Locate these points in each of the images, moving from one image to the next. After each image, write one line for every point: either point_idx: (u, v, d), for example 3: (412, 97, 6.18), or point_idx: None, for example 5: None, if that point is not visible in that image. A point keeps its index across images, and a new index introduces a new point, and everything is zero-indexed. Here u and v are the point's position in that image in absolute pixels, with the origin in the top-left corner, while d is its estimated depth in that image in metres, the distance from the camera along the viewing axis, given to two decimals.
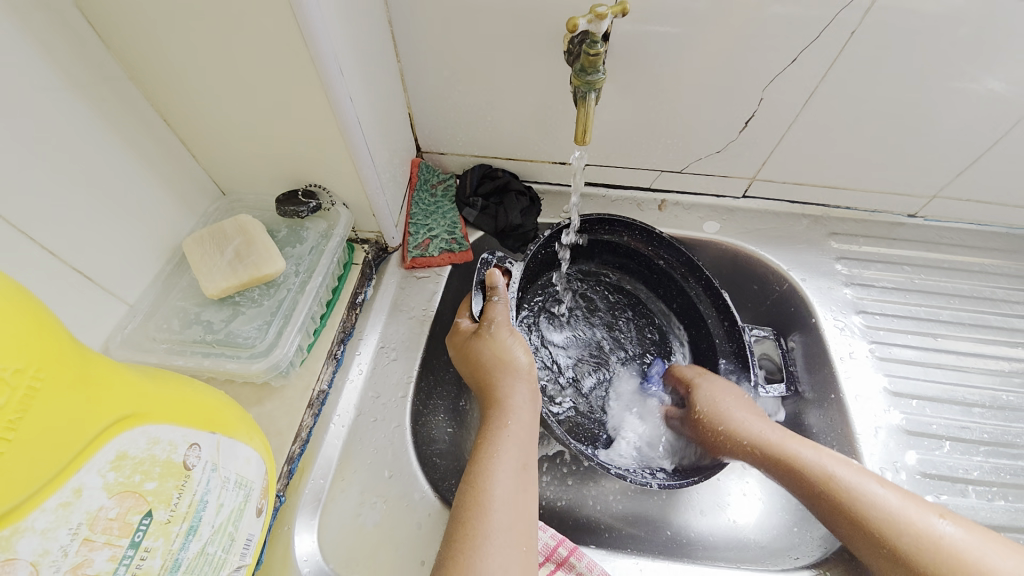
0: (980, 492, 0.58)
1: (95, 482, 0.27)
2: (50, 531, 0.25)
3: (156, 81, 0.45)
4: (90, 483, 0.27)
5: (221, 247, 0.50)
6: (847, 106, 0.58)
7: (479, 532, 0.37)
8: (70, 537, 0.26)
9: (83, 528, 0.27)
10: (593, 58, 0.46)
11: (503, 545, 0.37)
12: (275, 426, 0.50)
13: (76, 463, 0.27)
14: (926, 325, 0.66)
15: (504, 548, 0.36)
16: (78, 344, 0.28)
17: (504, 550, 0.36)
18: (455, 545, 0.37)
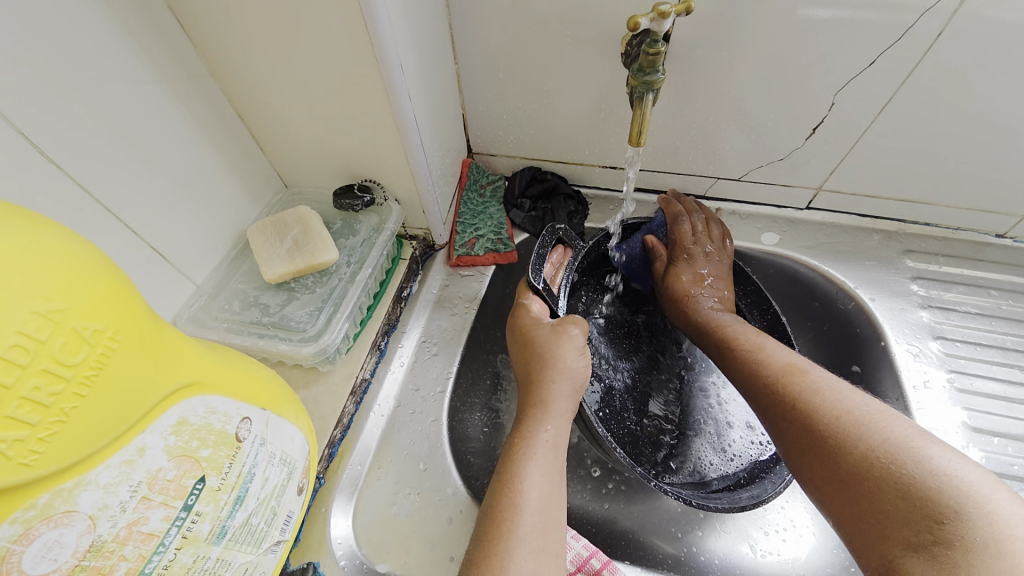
0: None
1: (156, 443, 0.29)
2: (112, 485, 0.27)
3: (234, 78, 0.48)
4: (152, 444, 0.29)
5: (281, 235, 0.53)
6: (930, 114, 0.54)
7: (513, 535, 0.36)
8: (130, 493, 0.28)
9: (142, 486, 0.29)
10: (654, 58, 0.44)
11: (534, 550, 0.36)
12: (319, 409, 0.51)
13: (142, 424, 0.28)
14: (1016, 357, 0.60)
15: (536, 553, 0.36)
16: (150, 312, 0.30)
17: (539, 556, 0.35)
18: (487, 546, 0.36)
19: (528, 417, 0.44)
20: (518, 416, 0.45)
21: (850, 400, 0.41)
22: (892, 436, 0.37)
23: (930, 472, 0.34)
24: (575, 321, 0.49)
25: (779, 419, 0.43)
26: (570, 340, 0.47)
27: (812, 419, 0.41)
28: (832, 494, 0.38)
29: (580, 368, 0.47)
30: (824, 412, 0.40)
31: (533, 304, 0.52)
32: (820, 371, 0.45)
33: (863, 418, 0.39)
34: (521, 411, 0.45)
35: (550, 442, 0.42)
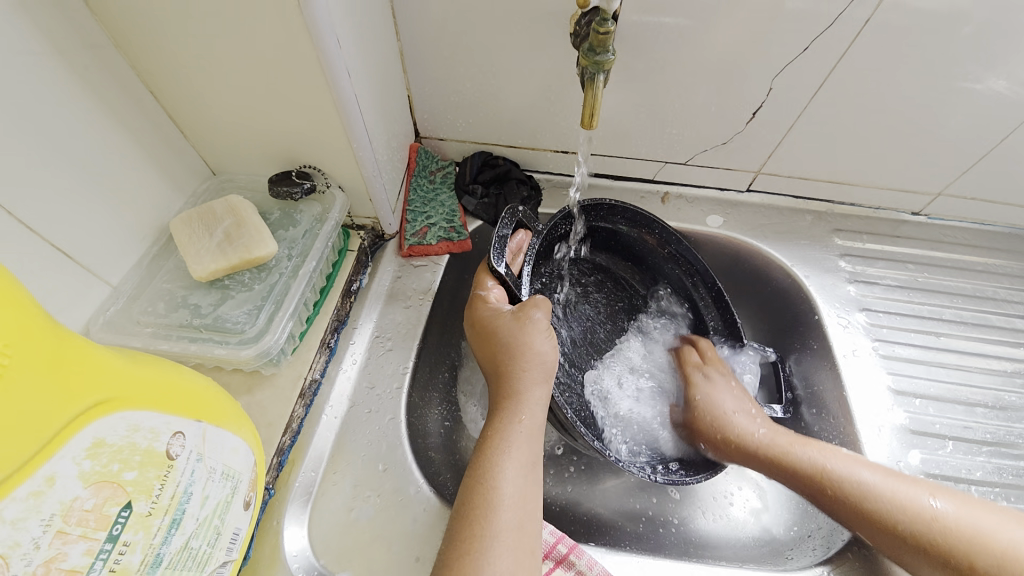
0: (983, 493, 0.56)
1: (69, 470, 0.26)
2: (19, 522, 0.24)
3: (143, 50, 0.42)
4: (64, 471, 0.25)
5: (210, 228, 0.48)
6: (854, 102, 0.57)
7: (488, 533, 0.36)
8: (42, 529, 0.24)
9: (56, 520, 0.25)
10: (604, 37, 0.43)
11: (509, 547, 0.36)
12: (265, 416, 0.48)
13: (49, 449, 0.25)
14: (929, 324, 0.66)
15: (511, 549, 0.35)
16: (51, 320, 0.26)
17: (514, 553, 0.35)
18: (461, 546, 0.35)
19: (503, 408, 0.43)
20: (491, 408, 0.44)
21: (846, 469, 0.47)
22: (888, 490, 0.45)
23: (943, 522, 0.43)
24: (535, 303, 0.48)
25: (840, 503, 0.47)
26: (533, 325, 0.47)
27: (858, 510, 0.46)
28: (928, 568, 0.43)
29: (548, 353, 0.46)
30: (868, 508, 0.45)
31: (491, 295, 0.50)
32: (802, 446, 0.50)
33: (897, 504, 0.45)
34: (494, 403, 0.44)
35: (527, 429, 0.42)
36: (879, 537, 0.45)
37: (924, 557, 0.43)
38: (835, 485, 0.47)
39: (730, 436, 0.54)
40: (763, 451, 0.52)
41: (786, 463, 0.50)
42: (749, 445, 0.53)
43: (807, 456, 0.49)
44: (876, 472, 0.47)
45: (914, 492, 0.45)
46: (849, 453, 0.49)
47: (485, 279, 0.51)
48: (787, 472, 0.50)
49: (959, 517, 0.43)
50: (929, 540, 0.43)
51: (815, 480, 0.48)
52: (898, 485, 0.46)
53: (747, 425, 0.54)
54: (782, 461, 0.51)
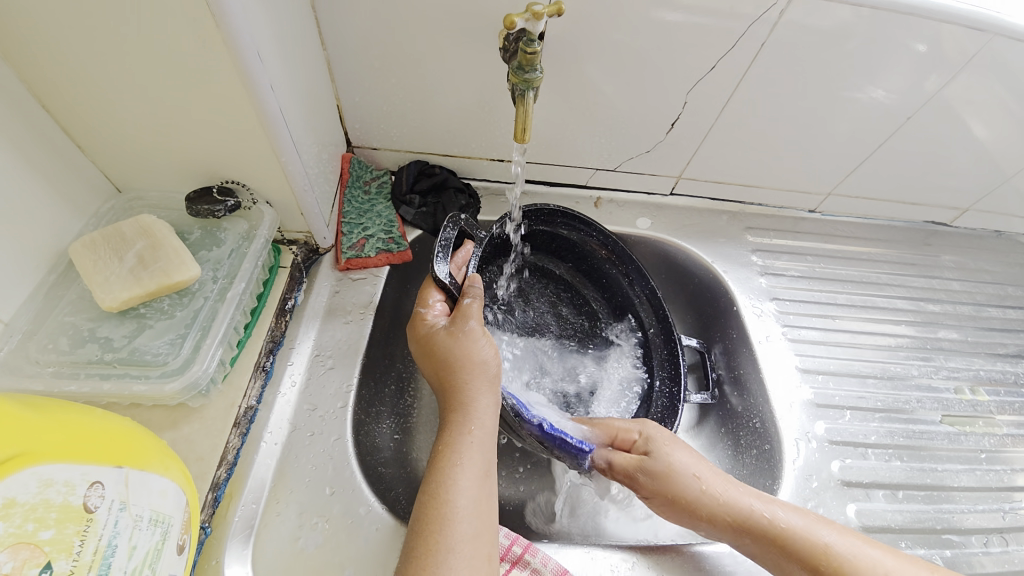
0: (878, 454, 0.65)
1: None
2: None
3: (32, 61, 0.38)
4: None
5: (119, 252, 0.44)
6: (756, 113, 0.64)
7: (443, 547, 0.36)
8: None
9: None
10: (531, 56, 0.45)
11: (466, 557, 0.37)
12: (195, 451, 0.45)
13: None
14: (827, 309, 0.74)
15: (468, 558, 0.36)
16: None
17: (471, 562, 0.36)
18: (415, 561, 0.36)
19: (453, 419, 0.44)
20: (441, 422, 0.45)
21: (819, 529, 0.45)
22: (846, 544, 0.44)
23: (878, 571, 0.43)
24: (466, 313, 0.48)
25: (775, 554, 0.46)
26: (468, 335, 0.47)
27: (797, 558, 0.45)
28: None
29: (491, 360, 0.47)
30: (823, 565, 0.44)
31: (432, 312, 0.50)
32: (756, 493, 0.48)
33: (855, 556, 0.44)
34: (443, 417, 0.45)
35: (477, 436, 0.43)
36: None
37: None
38: (786, 537, 0.45)
39: (776, 532, 0.45)
40: (786, 543, 0.45)
41: (796, 538, 0.45)
42: (793, 542, 0.45)
43: (754, 506, 0.47)
44: (841, 533, 0.45)
45: (835, 535, 0.45)
46: (847, 531, 0.46)
47: (427, 295, 0.51)
48: (790, 553, 0.45)
49: (881, 569, 0.43)
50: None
51: (774, 531, 0.46)
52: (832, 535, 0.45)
53: (773, 516, 0.46)
54: (828, 562, 0.44)
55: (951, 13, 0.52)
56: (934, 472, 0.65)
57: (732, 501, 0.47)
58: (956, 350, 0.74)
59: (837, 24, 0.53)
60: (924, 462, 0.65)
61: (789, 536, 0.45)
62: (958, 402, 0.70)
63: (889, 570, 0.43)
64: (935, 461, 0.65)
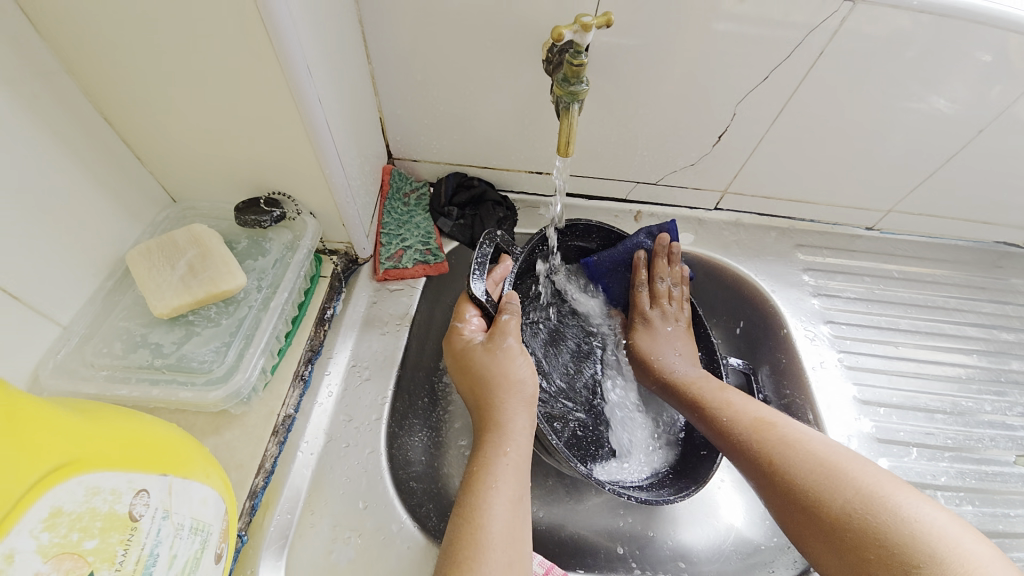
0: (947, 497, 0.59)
1: (27, 545, 0.24)
2: None
3: (99, 78, 0.40)
4: (21, 547, 0.24)
5: (172, 260, 0.45)
6: (810, 125, 0.60)
7: (477, 575, 0.35)
8: None
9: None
10: (578, 68, 0.44)
11: None
12: (235, 458, 0.45)
13: (6, 523, 0.23)
14: (887, 334, 0.69)
15: None
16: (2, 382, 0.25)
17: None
18: None
19: (488, 439, 0.42)
20: (475, 441, 0.43)
21: (812, 447, 0.45)
22: (822, 455, 0.44)
23: (866, 495, 0.40)
24: (503, 330, 0.47)
25: (772, 489, 0.45)
26: (505, 353, 0.46)
27: (790, 490, 0.43)
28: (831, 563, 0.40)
29: (528, 379, 0.46)
30: (822, 496, 0.42)
31: (468, 329, 0.49)
32: (764, 413, 0.50)
33: (846, 480, 0.42)
34: (477, 436, 0.44)
35: (512, 457, 0.41)
36: (809, 531, 0.42)
37: (836, 551, 0.39)
38: (778, 457, 0.46)
39: (767, 450, 0.47)
40: (771, 466, 0.46)
41: (782, 459, 0.45)
42: (782, 463, 0.45)
43: (760, 420, 0.49)
44: (877, 474, 0.42)
45: (821, 445, 0.45)
46: (930, 500, 0.40)
47: (463, 312, 0.50)
48: (772, 476, 0.45)
49: (899, 497, 0.40)
50: (865, 515, 0.39)
51: (768, 451, 0.46)
52: (830, 451, 0.45)
53: (829, 450, 0.45)
54: (817, 484, 0.42)
55: None
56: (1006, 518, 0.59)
57: (755, 420, 0.49)
58: None
59: (902, 32, 0.50)
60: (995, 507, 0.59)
61: (787, 457, 0.45)
62: None
63: (881, 494, 0.40)
64: (1009, 507, 0.59)
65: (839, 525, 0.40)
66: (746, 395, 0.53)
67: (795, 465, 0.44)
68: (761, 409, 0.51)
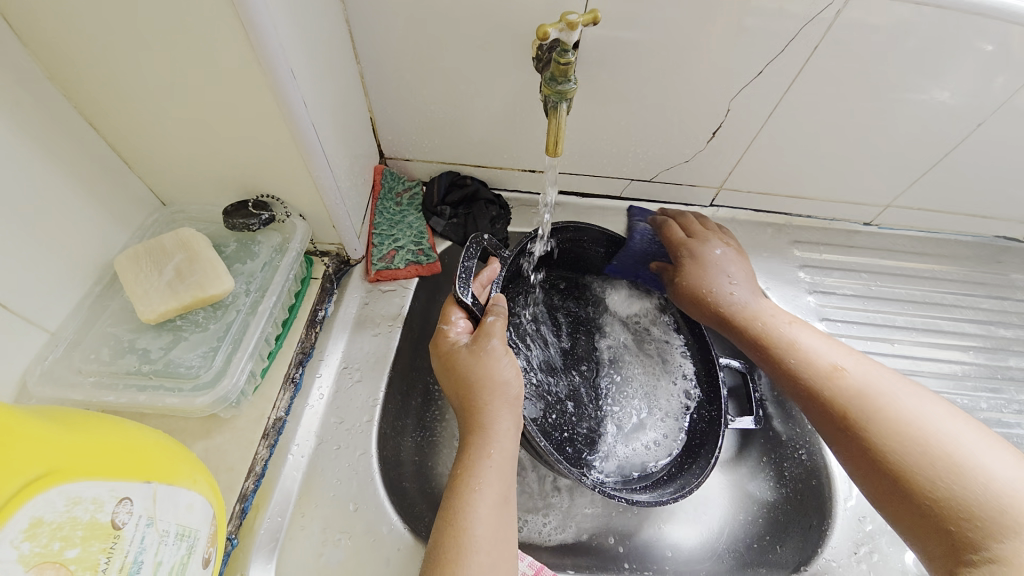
0: None
1: (8, 554, 0.24)
2: None
3: (81, 82, 0.40)
4: (2, 556, 0.24)
5: (159, 265, 0.45)
6: (805, 121, 0.60)
7: None
8: None
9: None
10: (565, 67, 0.44)
11: None
12: (225, 461, 0.45)
13: None
14: (884, 331, 0.68)
15: None
16: None
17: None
18: None
19: (474, 441, 0.42)
20: (460, 444, 0.43)
21: (892, 396, 0.45)
22: (905, 408, 0.44)
23: (949, 455, 0.40)
24: (489, 331, 0.47)
25: (845, 442, 0.45)
26: (490, 354, 0.46)
27: (864, 437, 0.44)
28: (896, 509, 0.41)
29: (514, 380, 0.45)
30: (890, 449, 0.42)
31: (454, 332, 0.49)
32: (833, 357, 0.50)
33: (923, 431, 0.42)
34: (462, 439, 0.44)
35: (497, 459, 0.41)
36: (873, 475, 0.43)
37: (905, 501, 0.41)
38: (846, 403, 0.46)
39: (857, 399, 0.46)
40: (848, 416, 0.45)
41: (860, 410, 0.45)
42: (861, 417, 0.45)
43: (835, 365, 0.49)
44: (959, 422, 0.43)
45: (904, 399, 0.45)
46: (1013, 454, 0.40)
47: (448, 313, 0.50)
48: (850, 428, 0.45)
49: (968, 454, 0.40)
50: (943, 471, 0.40)
51: (829, 394, 0.47)
52: (901, 398, 0.45)
53: (904, 406, 0.44)
54: (897, 445, 0.42)
55: None
56: None
57: (837, 366, 0.49)
58: None
59: (897, 25, 0.49)
60: None
61: (868, 402, 0.45)
62: None
63: (964, 451, 0.40)
64: None
65: (909, 475, 0.41)
66: (821, 339, 0.52)
67: (874, 420, 0.44)
68: (842, 354, 0.50)
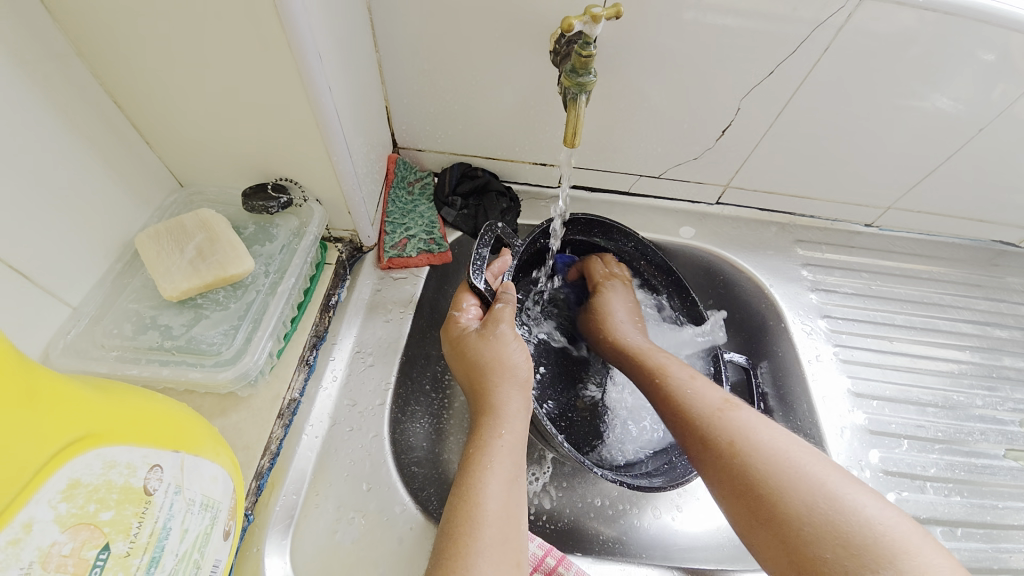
0: (937, 488, 0.61)
1: (45, 514, 0.25)
2: None
3: (110, 60, 0.40)
4: (40, 516, 0.25)
5: (181, 244, 0.46)
6: (813, 123, 0.61)
7: (472, 550, 0.36)
8: None
9: (35, 566, 0.25)
10: (586, 59, 0.45)
11: (496, 563, 0.36)
12: (242, 439, 0.46)
13: (28, 491, 0.25)
14: (883, 329, 0.70)
15: (497, 564, 0.36)
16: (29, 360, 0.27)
17: (498, 566, 0.36)
18: (445, 564, 0.35)
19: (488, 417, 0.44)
20: (471, 425, 0.44)
21: (750, 428, 0.44)
22: (775, 442, 0.42)
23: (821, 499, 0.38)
24: (498, 317, 0.48)
25: (714, 468, 0.43)
26: (500, 338, 0.47)
27: (740, 470, 0.42)
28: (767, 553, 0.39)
29: (523, 365, 0.47)
30: (779, 484, 0.39)
31: (465, 318, 0.50)
32: (726, 398, 0.48)
33: (798, 474, 0.39)
34: (473, 420, 0.45)
35: (511, 434, 0.43)
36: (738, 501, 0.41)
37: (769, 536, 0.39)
38: (731, 435, 0.44)
39: (727, 444, 0.43)
40: (738, 456, 0.42)
41: (726, 434, 0.44)
42: (744, 449, 0.42)
43: (719, 402, 0.47)
44: (813, 460, 0.41)
45: (738, 423, 0.44)
46: (866, 498, 0.38)
47: (460, 301, 0.51)
48: (747, 497, 0.41)
49: (836, 491, 0.38)
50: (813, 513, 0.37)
51: (705, 422, 0.46)
52: (747, 419, 0.45)
53: (777, 443, 0.42)
54: (784, 483, 0.39)
55: None
56: (995, 509, 0.60)
57: (745, 424, 0.44)
58: None
59: (906, 30, 0.50)
60: (985, 499, 0.60)
61: (732, 433, 0.44)
62: None
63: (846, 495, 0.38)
64: (997, 498, 0.61)
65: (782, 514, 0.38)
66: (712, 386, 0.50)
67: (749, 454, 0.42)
68: (711, 390, 0.49)
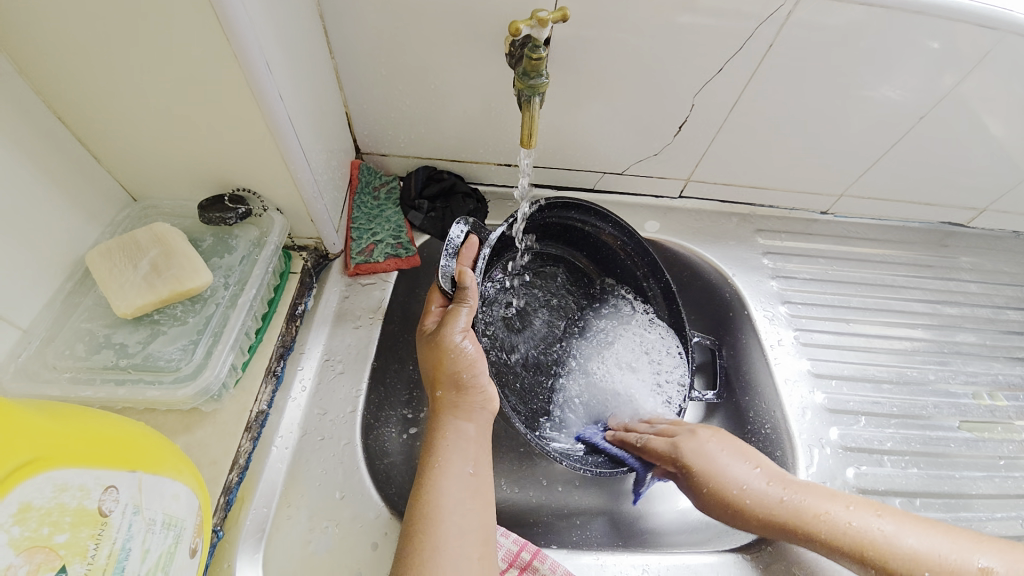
0: (895, 461, 0.63)
1: None
2: None
3: (49, 72, 0.39)
4: None
5: (134, 260, 0.45)
6: (765, 116, 0.63)
7: (428, 546, 0.39)
8: None
9: None
10: (537, 62, 0.46)
11: (452, 556, 0.39)
12: (208, 455, 0.45)
13: None
14: (840, 312, 0.73)
15: (454, 558, 0.39)
16: None
17: (456, 559, 0.39)
18: (403, 563, 0.39)
19: (444, 419, 0.47)
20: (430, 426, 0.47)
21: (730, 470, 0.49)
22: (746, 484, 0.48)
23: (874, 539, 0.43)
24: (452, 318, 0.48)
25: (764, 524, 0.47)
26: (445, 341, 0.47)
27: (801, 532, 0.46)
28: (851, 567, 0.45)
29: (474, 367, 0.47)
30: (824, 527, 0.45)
31: (430, 318, 0.52)
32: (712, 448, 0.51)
33: (831, 522, 0.45)
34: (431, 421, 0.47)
35: (465, 436, 0.46)
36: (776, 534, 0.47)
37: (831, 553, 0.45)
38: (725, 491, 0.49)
39: (793, 521, 0.46)
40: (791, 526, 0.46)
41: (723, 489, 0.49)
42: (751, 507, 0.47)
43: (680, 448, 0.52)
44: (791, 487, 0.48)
45: (734, 468, 0.50)
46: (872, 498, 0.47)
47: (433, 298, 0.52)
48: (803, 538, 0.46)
49: (851, 518, 0.45)
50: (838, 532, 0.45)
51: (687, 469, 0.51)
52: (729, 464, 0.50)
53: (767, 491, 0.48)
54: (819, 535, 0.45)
55: (963, 12, 0.51)
56: (952, 479, 0.63)
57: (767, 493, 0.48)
58: (975, 354, 0.73)
59: (845, 25, 0.53)
60: (941, 469, 0.63)
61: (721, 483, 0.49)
62: (976, 408, 0.68)
63: (848, 526, 0.45)
64: (952, 469, 0.64)
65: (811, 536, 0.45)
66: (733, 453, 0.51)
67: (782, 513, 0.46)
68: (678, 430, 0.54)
